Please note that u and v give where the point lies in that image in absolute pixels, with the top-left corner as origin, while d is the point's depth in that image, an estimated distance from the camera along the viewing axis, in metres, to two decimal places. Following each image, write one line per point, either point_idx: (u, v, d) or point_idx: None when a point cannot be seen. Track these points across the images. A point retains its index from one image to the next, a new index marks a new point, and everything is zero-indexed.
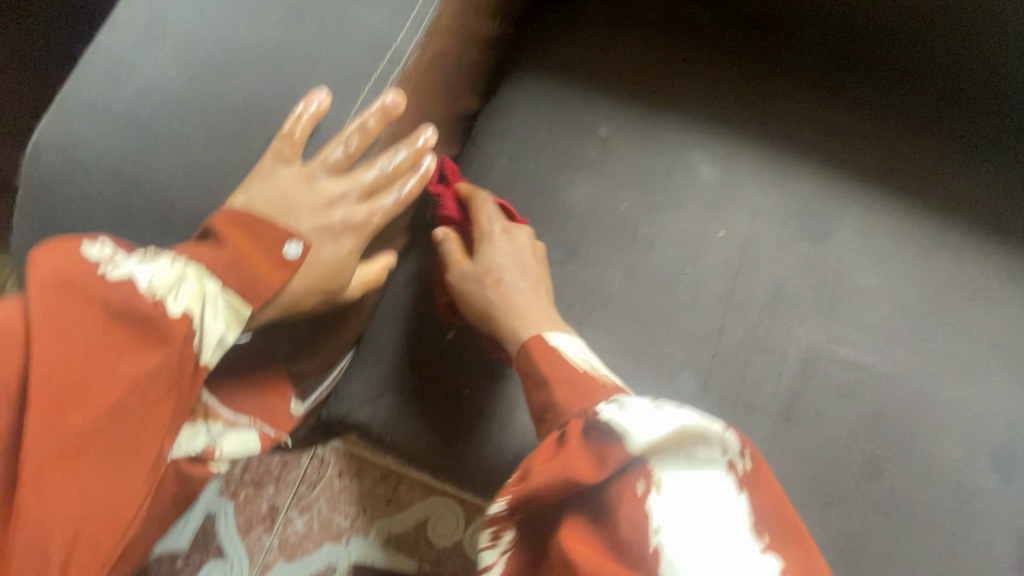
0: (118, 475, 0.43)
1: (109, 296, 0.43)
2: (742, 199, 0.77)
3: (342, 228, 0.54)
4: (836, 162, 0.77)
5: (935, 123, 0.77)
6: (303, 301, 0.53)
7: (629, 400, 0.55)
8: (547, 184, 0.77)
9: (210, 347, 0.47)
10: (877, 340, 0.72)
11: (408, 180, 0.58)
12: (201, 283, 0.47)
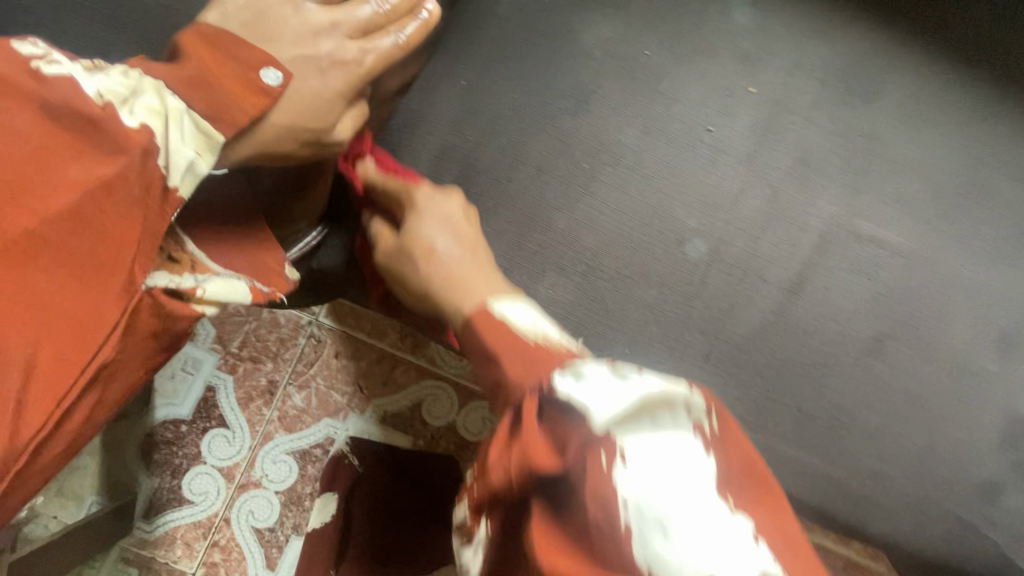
0: (75, 296, 0.33)
1: (44, 94, 0.33)
2: (880, 118, 0.56)
3: (337, 66, 0.43)
4: (886, 10, 0.57)
5: None
6: (273, 149, 0.41)
7: (586, 369, 0.37)
8: (561, 31, 0.55)
9: (178, 170, 0.36)
10: (897, 214, 0.55)
11: (409, 23, 0.47)
12: (162, 97, 0.36)
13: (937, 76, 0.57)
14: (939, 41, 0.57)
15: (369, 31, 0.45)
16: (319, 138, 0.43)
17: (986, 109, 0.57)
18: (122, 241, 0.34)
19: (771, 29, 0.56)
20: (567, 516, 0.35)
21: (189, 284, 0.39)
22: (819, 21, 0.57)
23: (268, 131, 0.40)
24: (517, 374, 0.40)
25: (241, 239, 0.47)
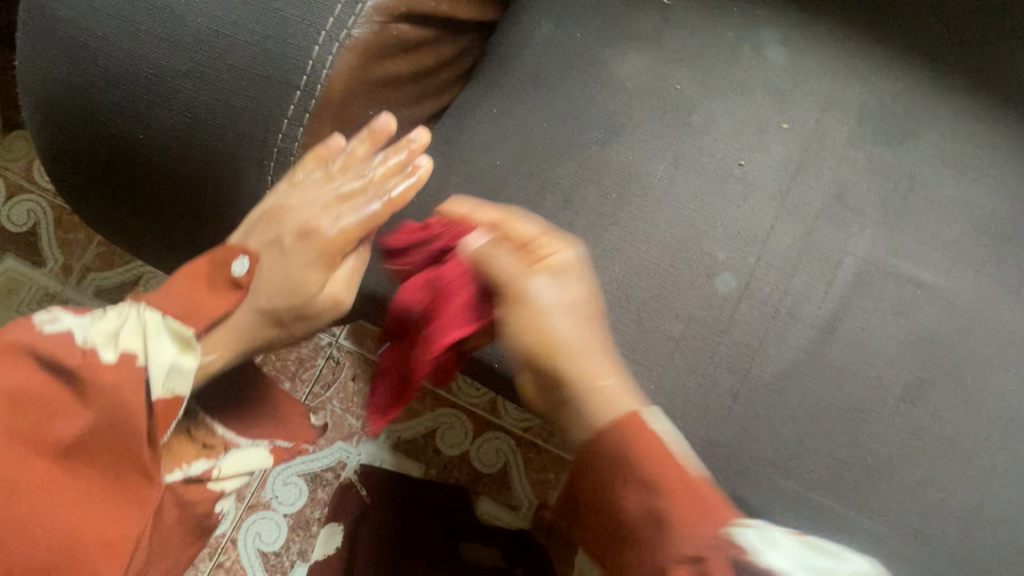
0: (90, 502, 0.48)
1: (39, 346, 0.45)
2: (919, 158, 0.55)
3: (309, 247, 0.47)
4: (924, 47, 0.56)
5: None
6: (253, 328, 0.50)
7: (767, 526, 0.42)
8: (592, 60, 0.56)
9: (166, 370, 0.47)
10: (937, 254, 0.53)
11: (395, 184, 0.48)
12: (149, 320, 0.47)
13: (979, 117, 0.55)
14: (984, 80, 0.55)
15: (349, 200, 0.48)
16: (306, 305, 0.49)
17: None
18: (132, 439, 0.48)
19: (806, 66, 0.56)
20: None
21: (213, 468, 0.57)
22: (857, 58, 0.56)
23: (242, 317, 0.49)
24: (691, 521, 0.41)
25: (261, 401, 0.62)
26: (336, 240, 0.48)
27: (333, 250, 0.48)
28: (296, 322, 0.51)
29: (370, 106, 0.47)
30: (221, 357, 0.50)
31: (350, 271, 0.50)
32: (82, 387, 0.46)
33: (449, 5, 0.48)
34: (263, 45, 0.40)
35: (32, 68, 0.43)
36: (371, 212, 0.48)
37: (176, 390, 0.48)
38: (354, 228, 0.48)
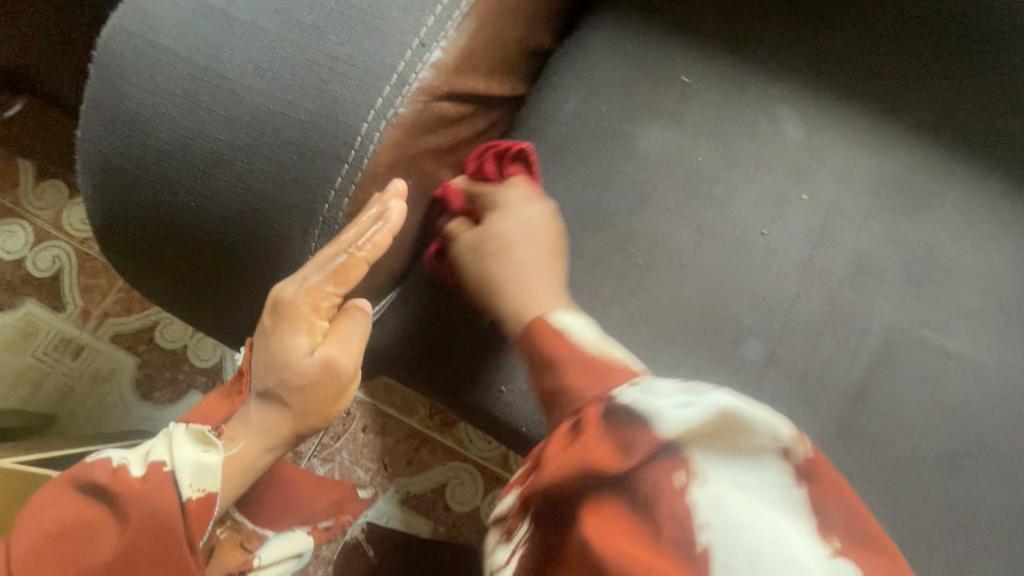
0: None
1: (82, 475, 0.49)
2: (937, 228, 0.56)
3: (279, 317, 0.46)
4: (936, 125, 0.59)
5: None
6: (261, 416, 0.50)
7: (656, 382, 0.45)
8: (616, 133, 0.59)
9: (190, 470, 0.48)
10: (961, 323, 0.54)
11: (369, 235, 0.46)
12: (173, 431, 0.50)
13: (992, 190, 0.57)
14: (995, 156, 0.58)
15: (320, 261, 0.45)
16: (292, 378, 0.48)
17: None
18: (162, 550, 0.48)
19: (822, 141, 0.58)
20: (649, 526, 0.38)
21: (252, 558, 0.57)
22: (870, 133, 0.59)
23: (250, 409, 0.50)
24: (584, 386, 0.47)
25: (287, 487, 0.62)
26: (302, 303, 0.46)
27: (303, 314, 0.46)
28: (300, 399, 0.49)
29: (411, 176, 0.49)
30: (246, 450, 0.50)
31: (340, 334, 0.48)
32: (115, 502, 0.47)
33: (485, 84, 0.52)
34: (316, 122, 0.42)
35: (96, 142, 0.45)
36: (330, 264, 0.45)
37: (204, 486, 0.49)
38: (322, 286, 0.46)
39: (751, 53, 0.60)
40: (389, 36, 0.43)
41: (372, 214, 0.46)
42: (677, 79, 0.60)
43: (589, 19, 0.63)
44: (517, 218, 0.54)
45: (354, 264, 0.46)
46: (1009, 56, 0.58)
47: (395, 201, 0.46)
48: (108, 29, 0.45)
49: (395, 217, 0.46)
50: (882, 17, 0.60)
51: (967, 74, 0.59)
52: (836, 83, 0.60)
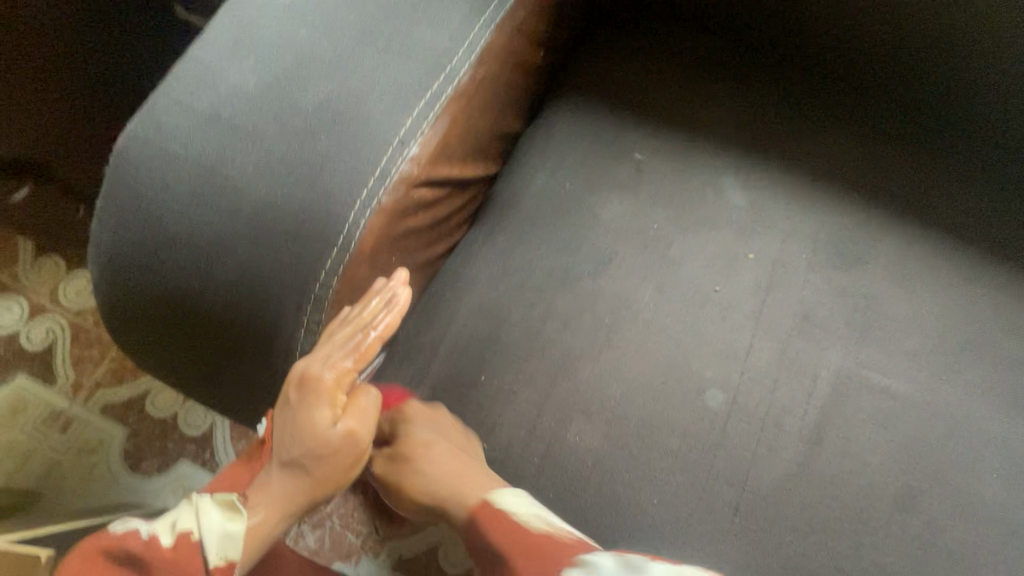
0: None
1: (112, 547, 0.49)
2: (873, 279, 0.62)
3: (304, 392, 0.50)
4: (860, 190, 0.67)
5: (959, 170, 0.68)
6: (284, 485, 0.54)
7: (597, 560, 0.47)
8: (580, 205, 0.65)
9: (216, 539, 0.50)
10: (904, 366, 0.59)
11: (383, 318, 0.52)
12: (199, 501, 0.52)
13: (918, 242, 0.64)
14: (914, 215, 0.66)
15: (339, 340, 0.50)
16: (313, 451, 0.52)
17: (968, 273, 0.63)
18: None
19: (763, 205, 0.65)
20: None
21: None
22: (805, 197, 0.66)
23: (272, 478, 0.54)
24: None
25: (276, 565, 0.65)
26: (325, 378, 0.50)
27: (326, 389, 0.51)
28: (321, 468, 0.53)
29: (393, 254, 0.54)
30: (266, 519, 0.53)
31: (359, 407, 0.53)
32: (142, 574, 0.48)
33: (459, 170, 0.58)
34: (308, 212, 0.48)
35: (111, 234, 0.51)
36: (352, 343, 0.51)
37: (227, 556, 0.50)
38: (343, 362, 0.51)
39: (693, 132, 0.69)
40: (371, 135, 0.50)
41: (382, 297, 0.51)
42: (631, 155, 0.67)
43: (551, 106, 0.72)
44: (421, 439, 0.57)
45: (370, 342, 0.51)
46: (904, 132, 0.69)
47: (401, 285, 0.52)
48: (123, 136, 0.51)
49: (404, 299, 0.52)
50: (798, 104, 0.71)
51: (875, 147, 0.69)
52: (770, 157, 0.68)
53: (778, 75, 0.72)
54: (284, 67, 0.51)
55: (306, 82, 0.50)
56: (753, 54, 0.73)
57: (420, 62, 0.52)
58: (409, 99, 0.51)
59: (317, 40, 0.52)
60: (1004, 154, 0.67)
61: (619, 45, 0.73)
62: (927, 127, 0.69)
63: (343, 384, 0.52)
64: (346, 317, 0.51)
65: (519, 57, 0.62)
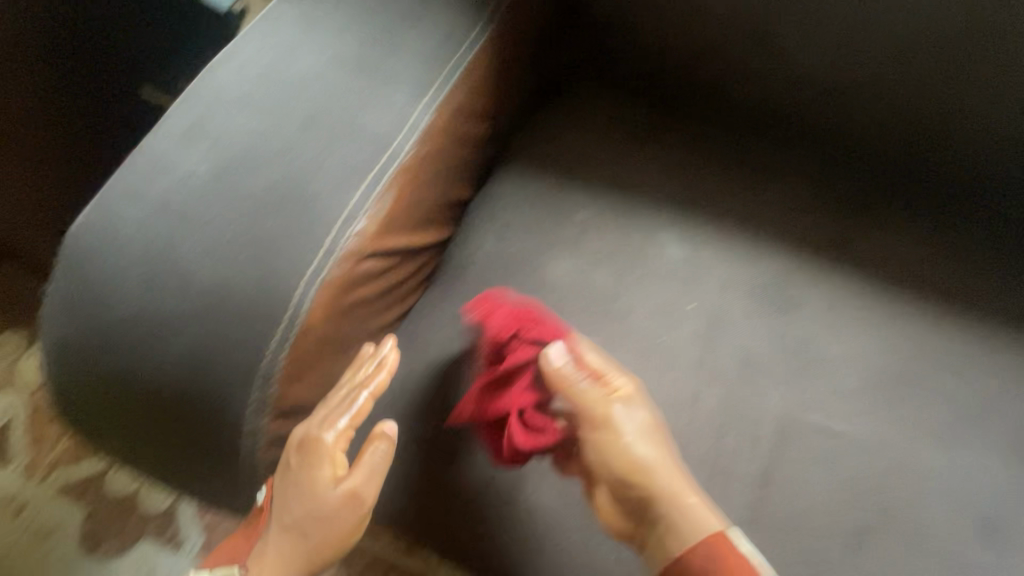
0: None
1: None
2: (808, 323, 0.66)
3: (304, 454, 0.54)
4: (791, 236, 0.71)
5: (881, 210, 0.72)
6: (287, 545, 0.55)
7: None
8: (528, 266, 0.68)
9: None
10: (843, 405, 0.62)
11: (374, 377, 0.55)
12: None
13: (847, 285, 0.69)
14: (841, 258, 0.70)
15: (335, 402, 0.55)
16: (314, 512, 0.54)
17: (895, 311, 0.67)
18: None
19: (701, 258, 0.69)
20: None
21: None
22: (740, 247, 0.70)
23: (270, 544, 0.55)
24: None
25: None
26: (322, 439, 0.54)
27: (326, 451, 0.54)
28: (325, 528, 0.55)
29: (344, 324, 0.56)
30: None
31: (359, 468, 0.55)
32: None
33: (408, 238, 0.61)
34: (256, 294, 0.50)
35: (62, 321, 0.52)
36: (346, 404, 0.55)
37: None
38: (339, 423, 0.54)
39: (632, 190, 0.73)
40: (317, 216, 0.52)
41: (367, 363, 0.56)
42: (575, 216, 0.71)
43: (499, 173, 0.76)
44: (631, 430, 0.58)
45: (364, 400, 0.55)
46: (826, 178, 0.74)
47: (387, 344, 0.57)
48: (76, 225, 0.53)
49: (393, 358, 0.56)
50: (728, 160, 0.75)
51: (802, 197, 0.73)
52: (706, 210, 0.72)
53: (707, 132, 0.78)
54: (234, 155, 0.54)
55: (254, 168, 0.53)
56: (682, 117, 0.78)
57: (363, 144, 0.56)
58: (353, 178, 0.54)
59: (265, 129, 0.55)
60: (918, 194, 0.73)
61: (560, 115, 0.79)
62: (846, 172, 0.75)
63: (340, 444, 0.55)
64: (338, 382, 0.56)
65: (463, 133, 0.66)
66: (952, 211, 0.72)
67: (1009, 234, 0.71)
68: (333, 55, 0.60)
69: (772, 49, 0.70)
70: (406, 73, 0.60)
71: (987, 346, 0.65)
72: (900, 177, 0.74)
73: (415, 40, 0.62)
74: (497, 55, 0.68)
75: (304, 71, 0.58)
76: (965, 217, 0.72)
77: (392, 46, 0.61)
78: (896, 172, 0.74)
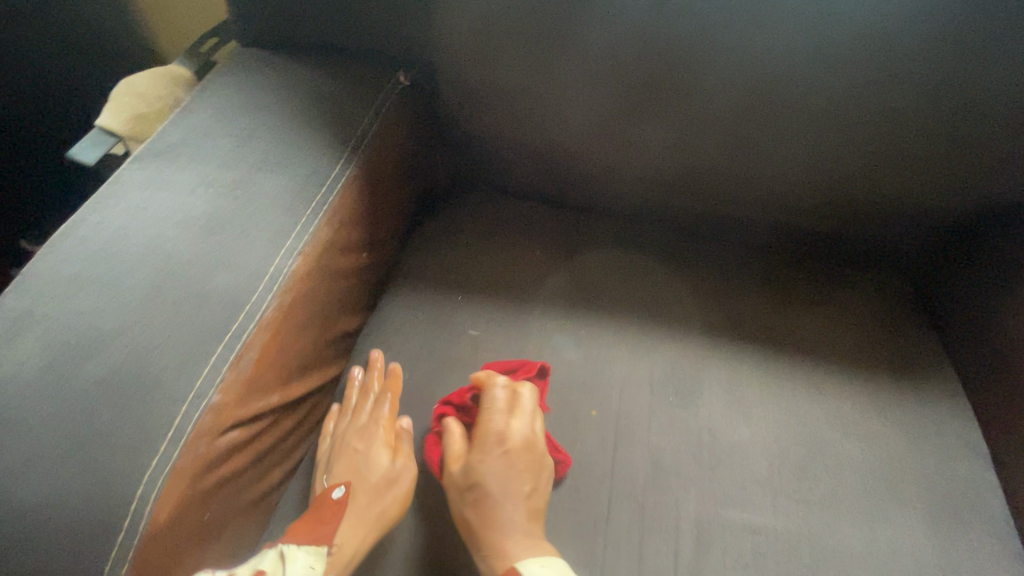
0: None
1: None
2: (713, 409, 0.65)
3: (361, 436, 0.60)
4: (681, 320, 0.72)
5: (755, 282, 0.76)
6: (364, 511, 0.54)
7: None
8: (423, 394, 0.66)
9: None
10: (758, 492, 0.60)
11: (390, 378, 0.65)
12: None
13: (743, 361, 0.69)
14: (732, 335, 0.71)
15: (368, 400, 0.63)
16: (384, 479, 0.57)
17: (792, 382, 0.68)
18: None
19: (598, 356, 0.68)
20: None
21: None
22: (636, 338, 0.70)
23: (346, 524, 0.53)
24: None
25: None
26: (364, 426, 0.61)
27: (378, 434, 0.60)
28: (395, 492, 0.56)
29: (208, 506, 0.50)
30: (354, 539, 0.53)
31: (404, 448, 0.60)
32: None
33: (282, 393, 0.57)
34: (87, 501, 0.44)
35: None
36: (377, 404, 0.62)
37: None
38: (375, 416, 0.61)
39: (523, 296, 0.73)
40: (162, 399, 0.48)
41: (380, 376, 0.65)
42: (468, 331, 0.70)
43: (389, 295, 0.75)
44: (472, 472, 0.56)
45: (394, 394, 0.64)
46: (704, 258, 0.78)
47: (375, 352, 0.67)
48: None
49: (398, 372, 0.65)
50: (612, 253, 0.78)
51: (687, 279, 0.76)
52: (596, 305, 0.73)
53: (582, 225, 0.82)
54: (65, 341, 0.49)
55: (91, 352, 0.49)
56: (564, 219, 0.82)
57: (216, 308, 0.53)
58: (205, 345, 0.51)
59: (105, 307, 0.51)
60: (779, 260, 0.79)
61: (443, 228, 0.80)
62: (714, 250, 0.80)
63: (380, 428, 0.60)
64: (362, 387, 0.65)
65: (338, 269, 0.64)
66: (813, 273, 0.77)
67: (867, 292, 0.76)
68: (184, 216, 0.58)
69: (629, 155, 0.74)
70: (264, 224, 0.59)
71: (883, 403, 0.66)
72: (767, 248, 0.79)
73: (273, 189, 0.61)
74: (366, 187, 0.68)
75: (149, 237, 0.56)
76: (825, 277, 0.77)
77: (248, 198, 0.60)
78: (766, 242, 0.79)
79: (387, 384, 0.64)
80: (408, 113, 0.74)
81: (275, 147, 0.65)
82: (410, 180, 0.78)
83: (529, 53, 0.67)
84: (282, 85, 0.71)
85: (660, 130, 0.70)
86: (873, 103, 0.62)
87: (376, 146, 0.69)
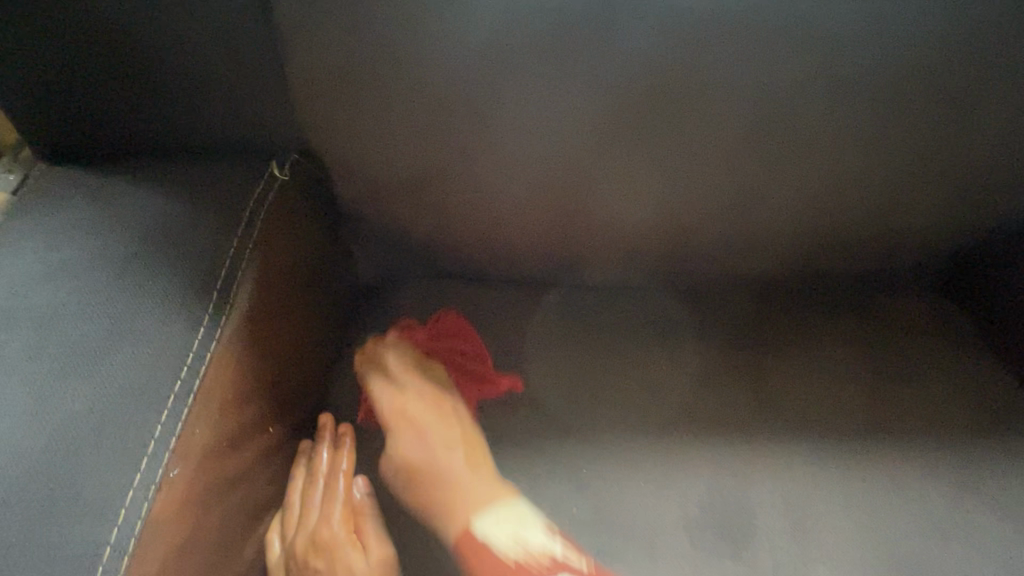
0: None
1: None
2: (776, 539, 0.50)
3: (319, 543, 0.48)
4: (703, 414, 0.57)
5: (777, 340, 0.61)
6: None
7: None
8: None
9: None
10: None
11: (337, 449, 0.53)
12: None
13: (790, 452, 0.54)
14: (769, 422, 0.56)
15: (318, 492, 0.51)
16: None
17: (863, 473, 0.53)
18: None
19: (610, 496, 0.52)
20: None
21: None
22: (651, 448, 0.55)
23: None
24: None
25: None
26: (316, 529, 0.48)
27: (339, 531, 0.49)
28: None
29: None
30: None
31: (370, 532, 0.50)
32: None
33: None
34: None
35: None
36: (330, 488, 0.51)
37: None
38: (328, 512, 0.49)
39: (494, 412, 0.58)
40: None
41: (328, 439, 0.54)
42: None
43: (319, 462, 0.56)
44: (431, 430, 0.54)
45: (341, 469, 0.52)
46: (711, 321, 0.63)
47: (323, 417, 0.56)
48: None
49: (350, 437, 0.54)
50: (595, 338, 0.62)
51: (691, 352, 0.61)
52: (594, 419, 0.57)
53: (553, 303, 0.64)
54: None
55: None
56: (524, 304, 0.64)
57: None
58: None
59: None
60: (799, 303, 0.63)
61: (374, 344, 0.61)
62: (721, 306, 0.63)
63: (337, 527, 0.49)
64: (309, 467, 0.52)
65: (230, 472, 0.46)
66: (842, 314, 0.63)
67: (907, 320, 0.62)
68: None
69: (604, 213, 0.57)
70: (106, 452, 0.40)
71: (970, 462, 0.53)
72: (782, 293, 0.64)
73: (111, 394, 0.42)
74: (256, 339, 0.50)
75: None
76: (855, 314, 0.63)
77: (70, 424, 0.41)
78: (778, 292, 0.64)
79: (339, 458, 0.53)
80: (297, 214, 0.56)
81: (107, 321, 0.45)
82: (320, 299, 0.60)
83: (459, 109, 0.52)
84: (100, 222, 0.50)
85: (640, 174, 0.55)
86: (892, 99, 0.49)
87: (263, 277, 0.52)
